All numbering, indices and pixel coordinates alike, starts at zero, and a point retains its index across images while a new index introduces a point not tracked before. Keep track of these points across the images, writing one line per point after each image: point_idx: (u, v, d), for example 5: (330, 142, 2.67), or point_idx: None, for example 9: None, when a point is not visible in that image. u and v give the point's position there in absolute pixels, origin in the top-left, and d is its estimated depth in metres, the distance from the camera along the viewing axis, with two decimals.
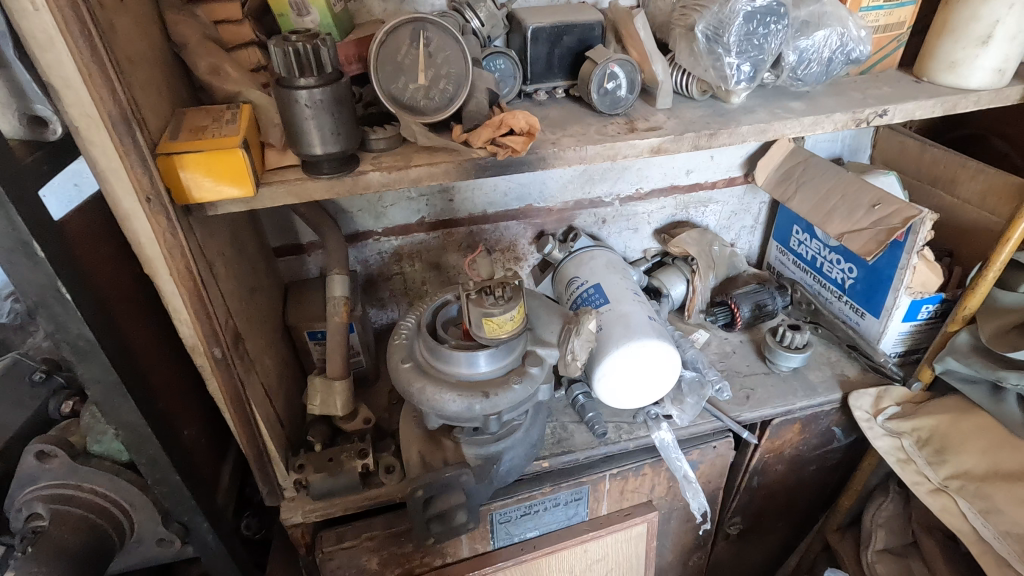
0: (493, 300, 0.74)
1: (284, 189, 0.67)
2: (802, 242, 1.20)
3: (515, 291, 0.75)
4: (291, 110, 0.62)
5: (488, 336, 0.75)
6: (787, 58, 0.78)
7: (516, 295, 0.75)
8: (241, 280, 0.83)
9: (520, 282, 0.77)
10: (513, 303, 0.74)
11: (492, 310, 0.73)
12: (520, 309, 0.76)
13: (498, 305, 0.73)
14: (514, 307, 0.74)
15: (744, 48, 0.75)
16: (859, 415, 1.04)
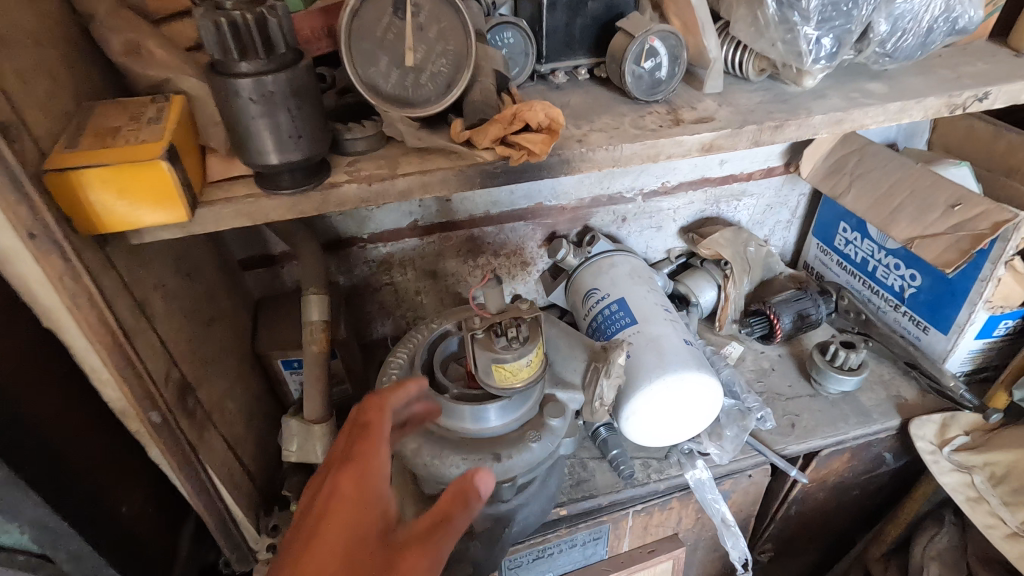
0: (505, 343, 0.59)
1: (230, 208, 0.51)
2: (850, 242, 1.05)
3: (533, 328, 0.60)
4: (233, 107, 0.46)
5: (498, 387, 0.60)
6: (877, 29, 0.60)
7: (534, 334, 0.60)
8: (191, 313, 0.67)
9: (538, 315, 0.61)
10: (530, 345, 0.59)
11: (504, 356, 0.58)
12: (540, 351, 0.61)
13: (511, 349, 0.58)
14: (531, 349, 0.59)
15: (827, 16, 0.58)
16: (922, 447, 0.90)
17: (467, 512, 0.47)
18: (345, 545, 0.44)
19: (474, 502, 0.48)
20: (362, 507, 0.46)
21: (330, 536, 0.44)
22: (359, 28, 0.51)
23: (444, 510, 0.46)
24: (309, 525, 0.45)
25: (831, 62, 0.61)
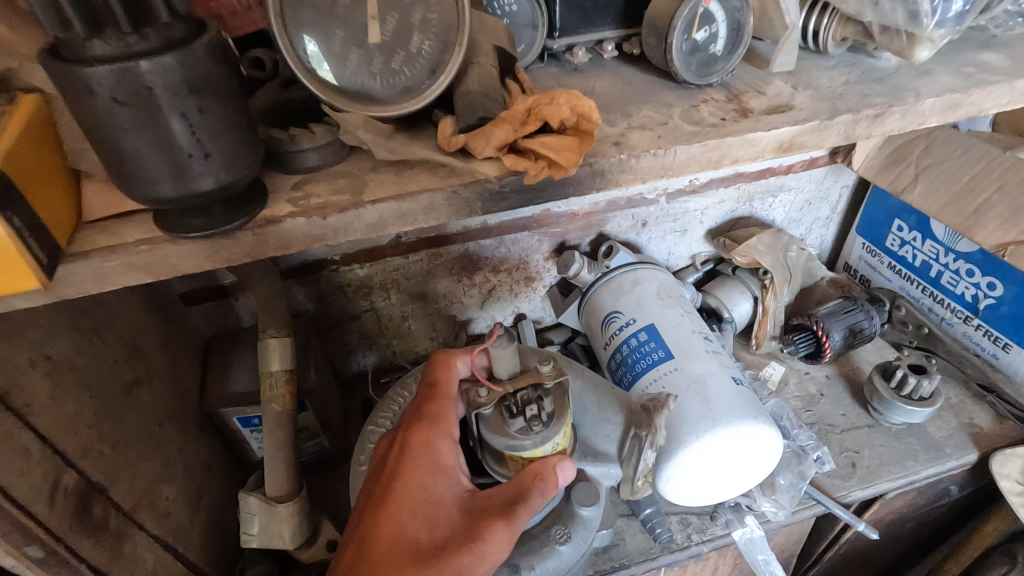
0: (524, 425, 0.47)
1: (115, 259, 0.35)
2: (906, 242, 0.90)
3: (557, 398, 0.49)
4: (91, 111, 0.29)
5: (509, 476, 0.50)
6: None
7: (561, 408, 0.48)
8: (101, 383, 0.50)
9: (562, 380, 0.49)
10: (555, 429, 0.47)
11: (522, 446, 0.46)
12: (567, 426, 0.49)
13: (530, 434, 0.47)
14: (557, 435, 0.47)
15: None
16: (1006, 488, 0.76)
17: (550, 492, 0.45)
18: (427, 510, 0.44)
19: (554, 485, 0.45)
20: (441, 471, 0.46)
21: (411, 501, 0.45)
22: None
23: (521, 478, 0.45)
24: (390, 491, 0.45)
25: (956, 26, 0.47)
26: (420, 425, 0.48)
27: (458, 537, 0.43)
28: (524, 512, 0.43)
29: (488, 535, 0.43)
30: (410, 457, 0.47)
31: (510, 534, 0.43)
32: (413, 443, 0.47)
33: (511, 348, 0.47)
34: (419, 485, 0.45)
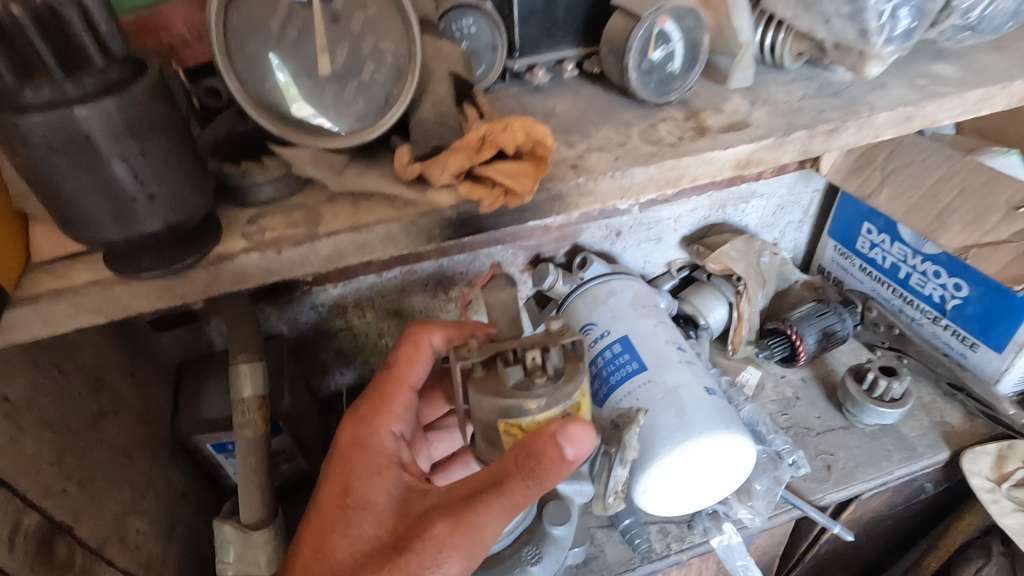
0: (525, 381, 0.44)
1: (66, 303, 0.34)
2: (876, 245, 0.91)
3: (570, 363, 0.46)
4: (25, 155, 0.28)
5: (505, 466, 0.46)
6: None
7: (574, 374, 0.45)
8: (64, 419, 0.49)
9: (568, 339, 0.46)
10: (564, 394, 0.44)
11: (519, 408, 0.43)
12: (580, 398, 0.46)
13: (534, 390, 0.43)
14: (564, 406, 0.44)
15: None
16: (978, 484, 0.78)
17: (535, 471, 0.40)
18: (370, 510, 0.45)
19: (547, 460, 0.40)
20: (386, 467, 0.48)
21: (355, 501, 0.46)
22: (242, 32, 0.36)
23: (497, 462, 0.42)
24: (337, 492, 0.47)
25: (905, 43, 0.47)
26: (365, 421, 0.51)
27: (401, 531, 0.43)
28: (486, 498, 0.41)
29: (433, 524, 0.42)
30: (355, 454, 0.49)
31: (455, 526, 0.41)
32: (359, 440, 0.50)
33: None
34: (367, 476, 0.47)
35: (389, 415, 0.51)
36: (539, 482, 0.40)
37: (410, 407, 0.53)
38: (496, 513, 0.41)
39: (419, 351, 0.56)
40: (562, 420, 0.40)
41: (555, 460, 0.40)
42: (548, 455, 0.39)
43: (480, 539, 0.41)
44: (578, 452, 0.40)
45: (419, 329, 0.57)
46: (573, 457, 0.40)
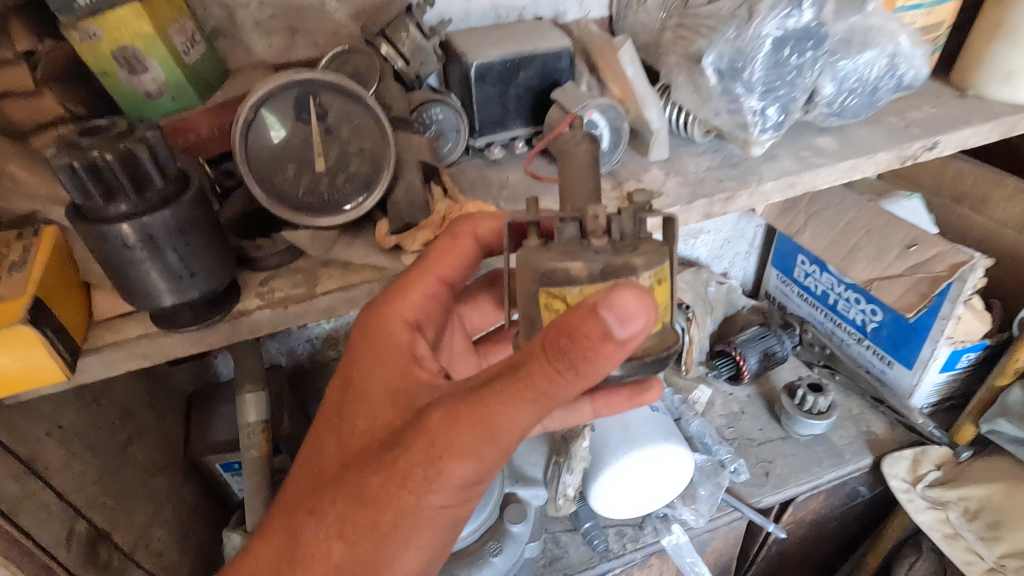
0: (579, 242, 0.38)
1: (123, 353, 0.45)
2: (809, 274, 1.03)
3: (648, 242, 0.38)
4: (105, 251, 0.39)
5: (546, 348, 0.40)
6: (823, 91, 0.56)
7: (647, 249, 0.37)
8: (101, 444, 0.59)
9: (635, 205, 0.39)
10: (632, 267, 0.36)
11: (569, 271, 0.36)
12: (655, 284, 0.37)
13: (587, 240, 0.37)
14: (626, 278, 0.36)
15: (770, 85, 0.54)
16: (896, 486, 0.89)
17: (568, 353, 0.33)
18: (371, 404, 0.42)
19: (579, 333, 0.33)
20: (395, 358, 0.44)
21: (358, 394, 0.43)
22: (257, 144, 0.46)
23: (526, 344, 0.36)
24: (340, 390, 0.45)
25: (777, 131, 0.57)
26: (373, 311, 0.47)
27: (400, 425, 0.39)
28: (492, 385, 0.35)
29: (433, 413, 0.37)
30: (364, 346, 0.46)
31: (455, 417, 0.36)
32: (368, 331, 0.46)
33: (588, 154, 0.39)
34: (378, 367, 0.44)
35: (400, 304, 0.47)
36: (574, 367, 0.33)
37: (435, 295, 0.49)
38: (514, 402, 0.35)
39: (457, 242, 0.48)
40: (604, 290, 0.33)
41: (593, 339, 0.32)
42: (586, 335, 0.32)
43: (491, 433, 0.36)
44: (624, 328, 0.32)
45: (459, 223, 0.49)
46: (620, 336, 0.32)
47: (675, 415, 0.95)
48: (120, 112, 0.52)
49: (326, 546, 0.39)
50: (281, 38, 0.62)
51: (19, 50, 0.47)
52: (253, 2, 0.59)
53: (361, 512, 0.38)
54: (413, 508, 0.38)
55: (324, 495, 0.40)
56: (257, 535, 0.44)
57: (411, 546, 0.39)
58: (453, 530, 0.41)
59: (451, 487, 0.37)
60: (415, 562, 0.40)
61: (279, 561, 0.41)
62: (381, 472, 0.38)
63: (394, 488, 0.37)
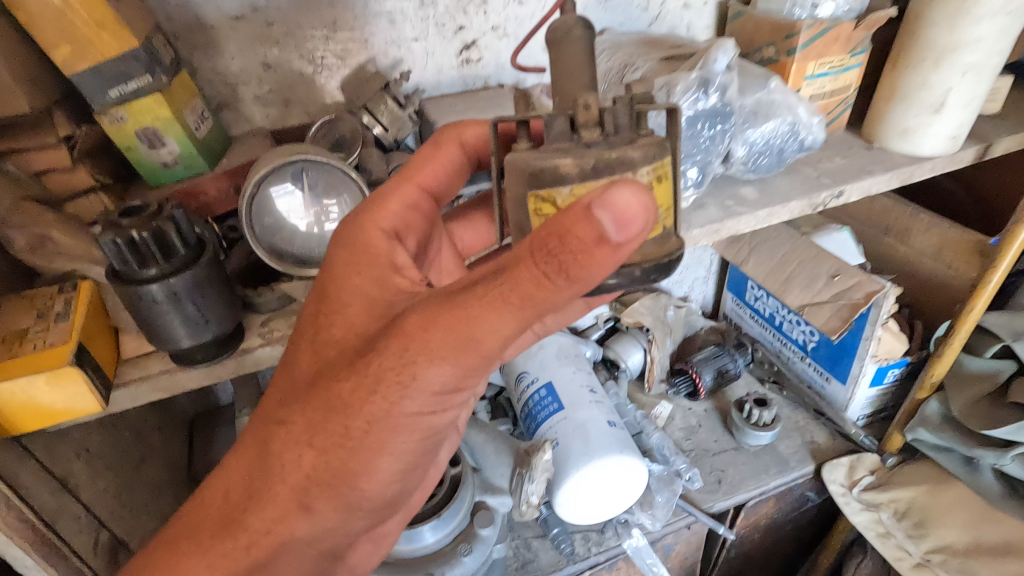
0: (569, 137, 0.37)
1: (147, 387, 0.54)
2: (758, 298, 1.14)
3: (646, 136, 0.37)
4: (137, 307, 0.48)
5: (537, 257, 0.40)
6: (736, 154, 0.68)
7: (644, 144, 0.36)
8: (119, 464, 0.67)
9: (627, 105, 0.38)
10: (628, 163, 0.35)
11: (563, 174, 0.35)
12: (656, 182, 0.37)
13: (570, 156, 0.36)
14: (623, 174, 0.35)
15: (689, 152, 0.64)
16: (834, 490, 0.99)
17: (557, 256, 0.33)
18: (346, 311, 0.45)
19: (565, 225, 0.33)
20: (372, 266, 0.45)
21: (334, 302, 0.45)
22: (259, 213, 0.57)
23: (514, 247, 0.36)
24: (315, 297, 0.47)
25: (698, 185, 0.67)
26: (353, 222, 0.48)
27: (375, 333, 0.42)
28: (467, 292, 0.37)
29: (408, 319, 0.39)
30: (340, 256, 0.47)
31: (428, 323, 0.38)
32: (345, 239, 0.47)
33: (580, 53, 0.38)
34: (349, 275, 0.45)
35: (377, 214, 0.49)
36: (563, 271, 0.34)
37: (413, 204, 0.52)
38: (492, 308, 0.36)
39: (440, 148, 0.54)
40: (601, 189, 0.33)
41: (585, 242, 0.33)
42: (577, 237, 0.32)
43: (468, 337, 0.38)
44: (619, 232, 0.32)
45: (448, 128, 0.55)
46: (616, 240, 0.33)
47: (635, 430, 1.04)
48: (145, 181, 0.62)
49: (297, 452, 0.45)
50: (276, 108, 0.72)
51: (60, 135, 0.55)
52: (253, 80, 0.69)
53: (333, 419, 0.43)
54: (385, 413, 0.42)
55: (297, 402, 0.45)
56: (232, 448, 0.50)
57: (384, 449, 0.45)
58: (424, 437, 0.46)
59: (423, 392, 0.41)
60: (384, 469, 0.46)
61: (251, 475, 0.47)
62: (353, 379, 0.42)
63: (368, 391, 0.41)
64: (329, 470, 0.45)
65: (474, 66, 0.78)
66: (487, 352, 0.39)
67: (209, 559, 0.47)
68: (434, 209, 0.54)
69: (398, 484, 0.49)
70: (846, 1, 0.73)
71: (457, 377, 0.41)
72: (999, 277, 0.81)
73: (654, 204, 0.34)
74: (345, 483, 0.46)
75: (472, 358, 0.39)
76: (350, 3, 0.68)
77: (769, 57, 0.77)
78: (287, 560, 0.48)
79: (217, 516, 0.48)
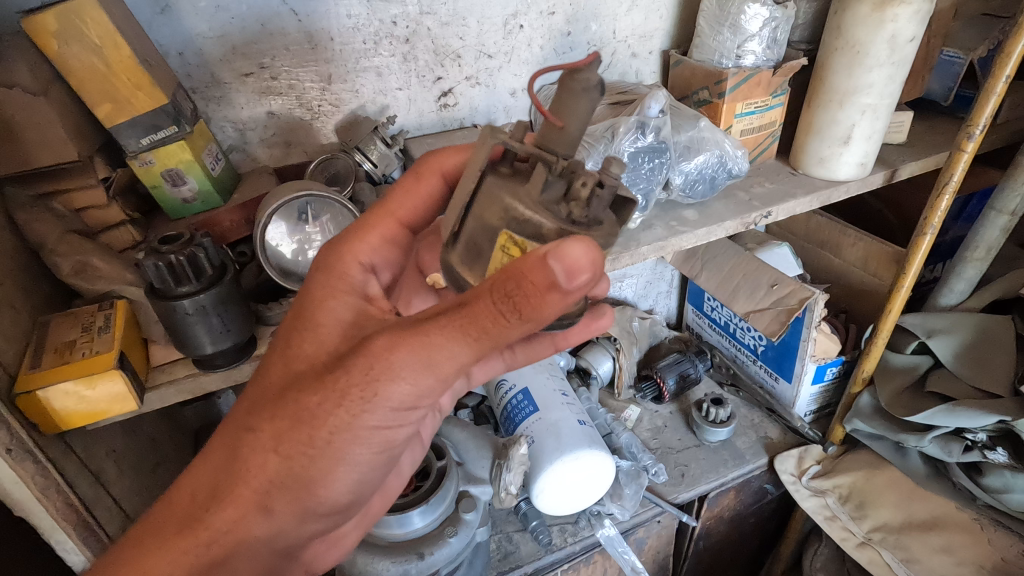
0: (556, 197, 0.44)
1: (174, 389, 0.63)
2: (714, 308, 1.26)
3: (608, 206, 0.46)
4: (171, 319, 0.58)
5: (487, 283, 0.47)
6: (674, 181, 0.84)
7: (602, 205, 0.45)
8: (138, 466, 0.75)
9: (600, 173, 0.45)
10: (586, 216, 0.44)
11: (533, 215, 0.43)
12: None
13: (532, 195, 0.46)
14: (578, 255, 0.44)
15: (634, 182, 0.80)
16: (785, 478, 1.10)
17: (513, 297, 0.41)
18: (320, 330, 0.51)
19: (528, 268, 0.40)
20: (345, 293, 0.53)
21: (310, 322, 0.52)
22: (271, 240, 0.67)
23: (476, 285, 0.43)
24: (293, 315, 0.53)
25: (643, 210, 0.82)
26: (335, 255, 0.56)
27: (345, 351, 0.49)
28: (427, 322, 0.44)
29: (375, 341, 0.46)
30: (320, 283, 0.54)
31: (392, 344, 0.45)
32: (325, 268, 0.55)
33: (589, 103, 0.43)
34: (322, 298, 0.53)
35: (357, 250, 0.57)
36: (518, 310, 0.41)
37: (391, 237, 0.60)
38: (452, 336, 0.44)
39: (422, 180, 0.62)
40: (557, 243, 0.40)
41: (539, 286, 0.40)
42: (532, 281, 0.40)
43: (429, 360, 0.45)
44: (570, 280, 0.40)
45: (429, 158, 0.62)
46: (566, 287, 0.40)
47: (606, 430, 1.13)
48: (167, 216, 0.70)
49: (263, 457, 0.50)
50: (279, 149, 0.83)
51: (100, 177, 0.65)
52: (259, 126, 0.80)
53: (299, 429, 0.49)
54: (348, 425, 0.48)
55: (266, 410, 0.51)
56: (201, 452, 0.55)
57: (342, 461, 0.51)
58: (379, 450, 0.52)
59: (384, 407, 0.47)
60: (343, 477, 0.52)
61: (217, 477, 0.53)
62: (320, 393, 0.48)
63: (334, 403, 0.47)
64: (290, 477, 0.50)
65: (451, 110, 0.90)
66: (444, 375, 0.46)
67: (172, 554, 0.52)
68: (412, 238, 0.62)
69: (351, 492, 0.55)
70: (764, 52, 0.87)
71: (416, 396, 0.47)
72: (909, 282, 0.92)
73: (602, 257, 0.41)
74: (304, 489, 0.52)
75: (429, 380, 0.46)
76: (342, 60, 0.79)
77: (705, 99, 0.90)
78: (243, 554, 0.54)
79: (180, 513, 0.53)
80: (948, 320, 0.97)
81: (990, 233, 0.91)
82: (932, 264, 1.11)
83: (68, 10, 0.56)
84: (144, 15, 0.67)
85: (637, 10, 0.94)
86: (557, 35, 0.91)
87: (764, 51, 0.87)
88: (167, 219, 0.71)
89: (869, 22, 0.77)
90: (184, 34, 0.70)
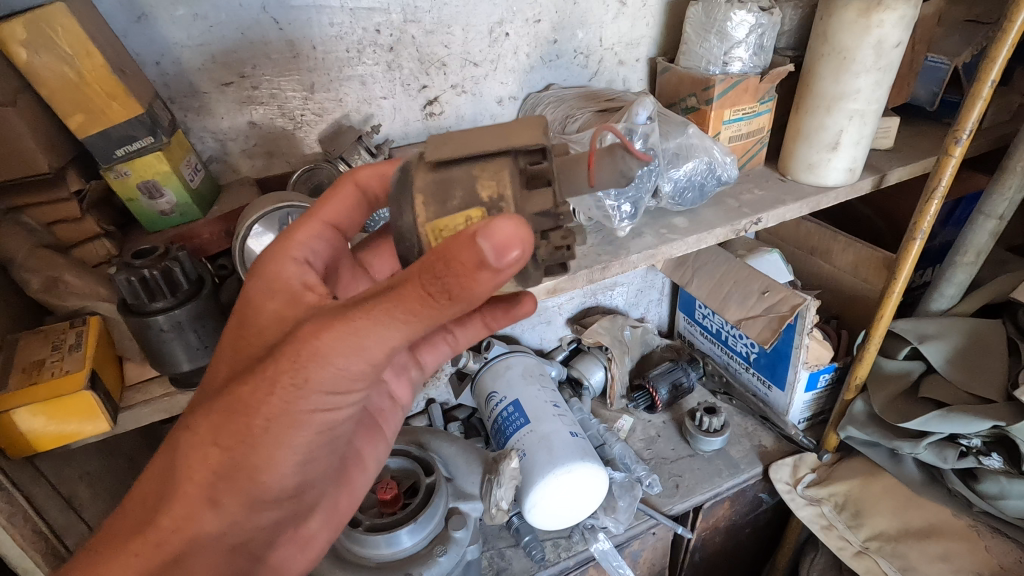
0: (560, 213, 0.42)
1: (151, 408, 0.62)
2: (705, 316, 1.25)
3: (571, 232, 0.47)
4: (145, 336, 0.56)
5: (424, 226, 0.44)
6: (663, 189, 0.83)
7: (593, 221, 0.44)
8: (113, 487, 0.72)
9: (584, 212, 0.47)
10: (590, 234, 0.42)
11: None
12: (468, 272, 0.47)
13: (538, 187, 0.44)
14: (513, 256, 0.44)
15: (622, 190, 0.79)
16: (780, 487, 1.09)
17: (442, 279, 0.39)
18: (258, 327, 0.49)
19: (458, 246, 0.38)
20: (281, 289, 0.51)
21: (246, 321, 0.50)
22: (249, 252, 0.65)
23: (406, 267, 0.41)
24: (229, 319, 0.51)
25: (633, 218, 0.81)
26: (265, 255, 0.54)
27: (277, 341, 0.46)
28: (355, 308, 0.42)
29: (304, 330, 0.44)
30: (253, 283, 0.52)
31: (322, 329, 0.43)
32: (257, 270, 0.53)
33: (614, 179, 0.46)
34: (258, 297, 0.51)
35: (289, 246, 0.54)
36: (446, 291, 0.39)
37: (320, 236, 0.57)
38: (382, 319, 0.41)
39: (338, 186, 0.60)
40: (484, 221, 0.38)
41: (468, 266, 0.38)
42: (461, 261, 0.38)
43: (357, 344, 0.43)
44: (499, 257, 0.38)
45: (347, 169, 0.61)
46: (496, 264, 0.38)
47: (598, 442, 1.12)
48: (142, 228, 0.68)
49: (202, 451, 0.48)
50: (261, 160, 0.81)
51: (72, 190, 0.62)
52: (240, 136, 0.78)
53: (234, 419, 0.46)
54: (283, 413, 0.46)
55: (203, 405, 0.49)
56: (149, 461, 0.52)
57: (280, 451, 0.48)
58: (322, 435, 0.50)
59: (317, 392, 0.45)
60: (284, 471, 0.50)
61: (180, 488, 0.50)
62: (251, 383, 0.46)
63: (265, 395, 0.45)
64: (229, 468, 0.48)
65: (437, 119, 0.89)
66: (377, 360, 0.44)
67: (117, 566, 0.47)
68: (341, 241, 0.60)
69: (298, 481, 0.52)
70: (751, 59, 0.87)
71: (350, 380, 0.45)
72: (901, 287, 0.92)
73: (533, 234, 0.40)
74: (245, 481, 0.49)
75: (364, 365, 0.44)
76: (325, 69, 0.78)
77: (693, 106, 0.90)
78: None
79: (130, 521, 0.49)
80: (938, 325, 0.97)
81: (979, 237, 0.91)
82: (922, 269, 1.11)
83: (38, 17, 0.54)
84: (120, 23, 0.66)
85: (624, 18, 0.94)
86: (544, 43, 0.91)
87: (751, 57, 0.86)
88: (144, 232, 0.69)
89: (855, 27, 0.77)
90: (162, 43, 0.68)
